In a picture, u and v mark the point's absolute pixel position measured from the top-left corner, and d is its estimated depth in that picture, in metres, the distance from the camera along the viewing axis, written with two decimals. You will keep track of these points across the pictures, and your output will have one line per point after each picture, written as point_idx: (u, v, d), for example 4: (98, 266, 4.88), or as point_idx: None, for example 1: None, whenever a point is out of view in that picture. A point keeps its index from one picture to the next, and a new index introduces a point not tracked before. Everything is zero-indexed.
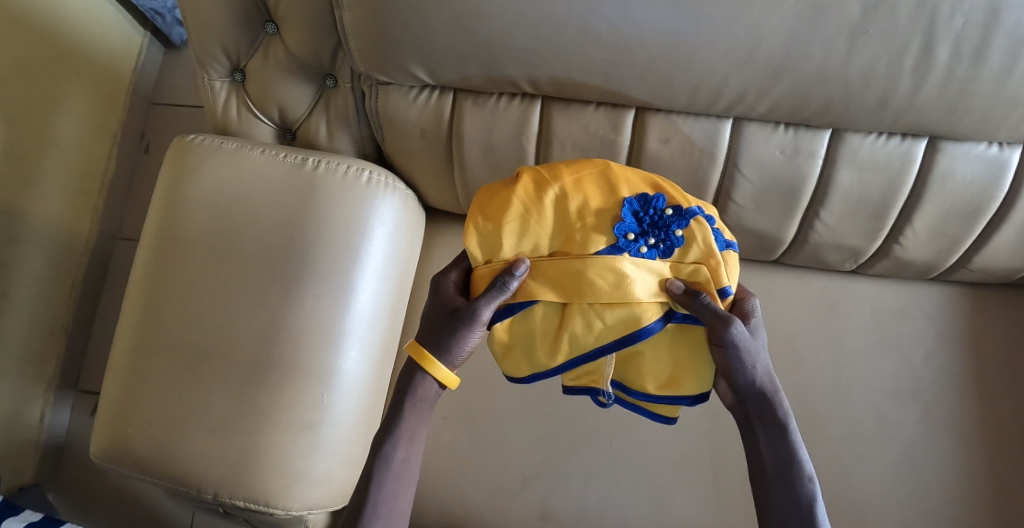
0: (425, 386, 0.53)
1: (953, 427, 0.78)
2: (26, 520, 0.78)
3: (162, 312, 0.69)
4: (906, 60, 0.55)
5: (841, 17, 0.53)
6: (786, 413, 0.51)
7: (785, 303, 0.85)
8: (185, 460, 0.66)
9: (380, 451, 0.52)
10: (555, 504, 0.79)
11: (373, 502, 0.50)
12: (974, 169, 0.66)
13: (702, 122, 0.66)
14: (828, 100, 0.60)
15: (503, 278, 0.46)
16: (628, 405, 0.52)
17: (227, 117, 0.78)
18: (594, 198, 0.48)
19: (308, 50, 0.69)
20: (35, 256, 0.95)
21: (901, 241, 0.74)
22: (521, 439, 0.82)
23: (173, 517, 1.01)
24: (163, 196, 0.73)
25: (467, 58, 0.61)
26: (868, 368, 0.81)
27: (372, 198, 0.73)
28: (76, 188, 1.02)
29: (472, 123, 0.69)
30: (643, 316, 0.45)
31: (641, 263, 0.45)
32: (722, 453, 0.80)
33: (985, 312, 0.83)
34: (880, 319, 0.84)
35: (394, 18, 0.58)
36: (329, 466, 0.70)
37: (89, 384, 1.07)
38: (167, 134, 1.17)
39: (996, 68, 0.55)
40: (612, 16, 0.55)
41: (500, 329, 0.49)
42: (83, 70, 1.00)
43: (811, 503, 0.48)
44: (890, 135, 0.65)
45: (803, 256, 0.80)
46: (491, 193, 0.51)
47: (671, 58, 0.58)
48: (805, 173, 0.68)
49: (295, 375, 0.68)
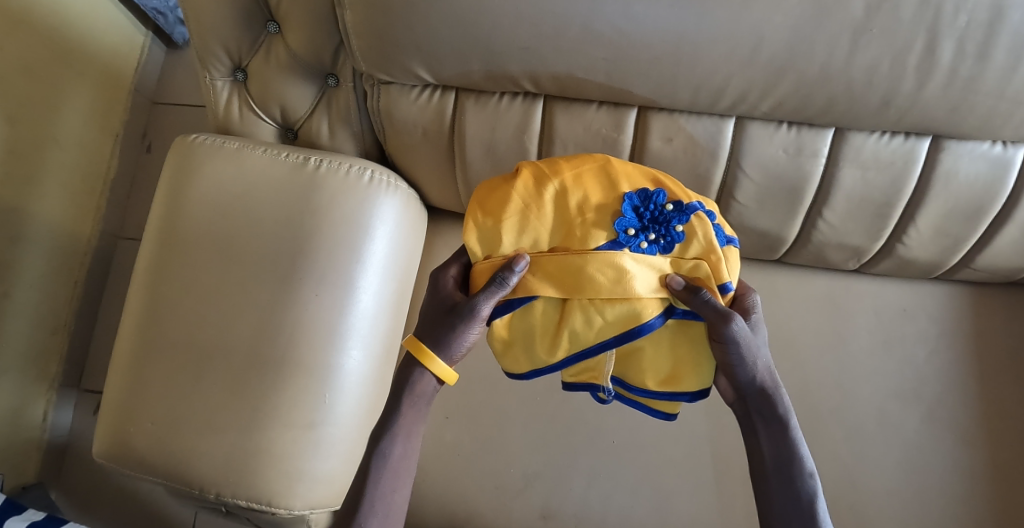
0: (424, 382, 0.53)
1: (956, 427, 0.78)
2: (28, 520, 0.78)
3: (163, 312, 0.69)
4: (909, 59, 0.55)
5: (844, 17, 0.53)
6: (787, 410, 0.50)
7: (787, 302, 0.84)
8: (186, 459, 0.66)
9: (377, 447, 0.52)
10: (557, 503, 0.79)
11: (370, 498, 0.50)
12: (977, 168, 0.66)
13: (704, 122, 0.66)
14: (831, 99, 0.59)
15: (503, 274, 0.46)
16: (628, 401, 0.52)
17: (228, 116, 0.78)
18: (594, 193, 0.48)
19: (310, 49, 0.69)
20: (37, 256, 0.95)
21: (904, 240, 0.74)
22: (523, 438, 0.82)
23: (175, 516, 1.01)
24: (164, 195, 0.73)
25: (469, 57, 0.61)
26: (871, 368, 0.81)
27: (373, 198, 0.73)
28: (77, 188, 1.02)
29: (474, 122, 0.69)
30: (643, 313, 0.45)
31: (641, 258, 0.45)
32: (724, 453, 0.79)
33: (989, 311, 0.83)
34: (883, 319, 0.83)
35: (395, 17, 0.58)
36: (331, 466, 0.70)
37: (91, 383, 1.07)
38: (169, 134, 1.17)
39: (1000, 67, 0.55)
40: (614, 15, 0.55)
41: (500, 324, 0.49)
42: (85, 69, 0.99)
43: (811, 500, 0.48)
44: (893, 134, 0.65)
45: (806, 255, 0.80)
46: (491, 189, 0.50)
47: (674, 57, 0.58)
48: (808, 172, 0.68)
49: (296, 374, 0.68)
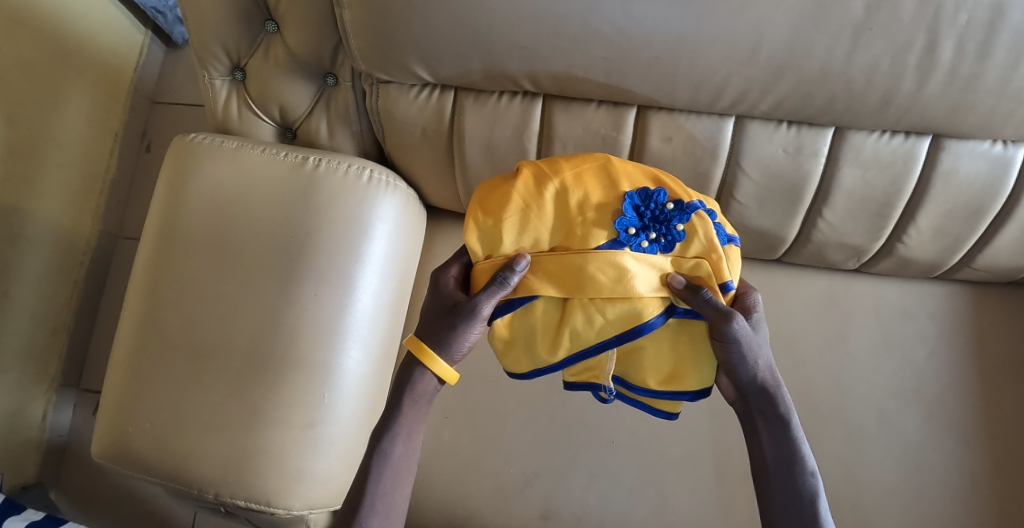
0: (425, 382, 0.53)
1: (957, 427, 0.78)
2: (28, 520, 0.78)
3: (162, 312, 0.69)
4: (909, 57, 0.55)
5: (844, 15, 0.53)
6: (788, 408, 0.50)
7: (787, 302, 0.84)
8: (185, 459, 0.66)
9: (378, 447, 0.52)
10: (557, 503, 0.79)
11: (370, 497, 0.50)
12: (978, 167, 0.66)
13: (704, 121, 0.66)
14: (831, 98, 0.59)
15: (504, 273, 0.46)
16: (629, 401, 0.52)
17: (227, 116, 0.77)
18: (595, 193, 0.47)
19: (308, 48, 0.69)
20: (36, 256, 0.95)
21: (904, 240, 0.74)
22: (522, 438, 0.81)
23: (175, 516, 1.01)
24: (163, 195, 0.73)
25: (468, 57, 0.61)
26: (870, 367, 0.81)
27: (372, 197, 0.73)
28: (77, 187, 1.02)
29: (473, 121, 0.69)
30: (644, 312, 0.45)
31: (642, 257, 0.45)
32: (724, 452, 0.79)
33: (989, 310, 0.83)
34: (883, 318, 0.83)
35: (394, 16, 0.58)
36: (330, 466, 0.70)
37: (90, 383, 1.07)
38: (169, 133, 1.17)
39: (1000, 66, 0.55)
40: (613, 15, 0.55)
41: (501, 324, 0.49)
42: (84, 69, 0.99)
43: (813, 498, 0.48)
44: (893, 133, 0.65)
45: (806, 255, 0.80)
46: (490, 188, 0.50)
47: (673, 55, 0.57)
48: (808, 172, 0.67)
49: (295, 374, 0.68)
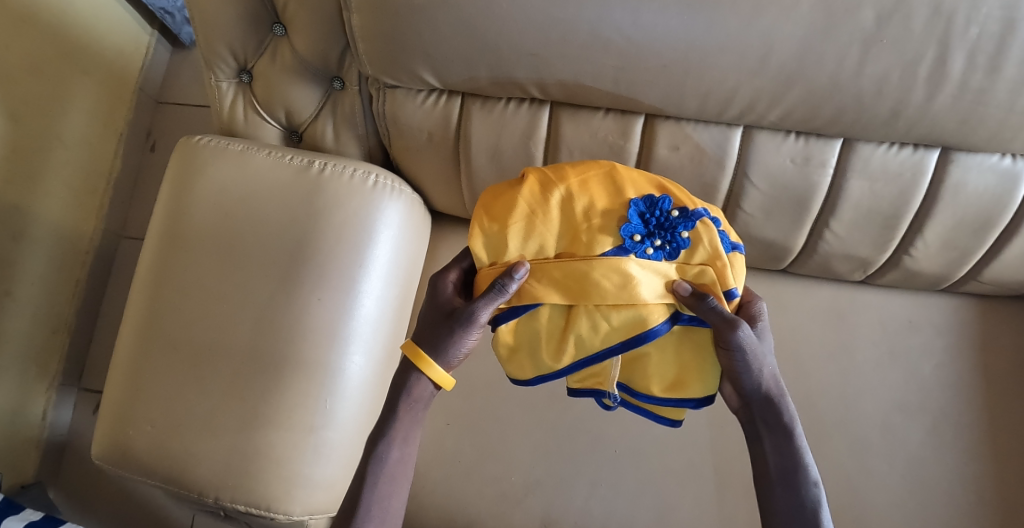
0: (421, 387, 0.52)
1: (961, 441, 0.78)
2: (26, 520, 0.77)
3: (164, 313, 0.69)
4: (920, 69, 0.55)
5: (855, 27, 0.53)
6: (791, 417, 0.50)
7: (792, 312, 0.84)
8: (184, 463, 0.66)
9: (374, 452, 0.52)
10: (558, 511, 0.78)
11: (366, 502, 0.50)
12: (986, 181, 0.65)
13: (713, 130, 0.66)
14: (841, 108, 0.59)
15: (503, 280, 0.45)
16: (633, 407, 0.51)
17: (233, 118, 0.78)
18: (601, 198, 0.47)
19: (316, 52, 0.69)
20: (38, 255, 0.95)
21: (911, 252, 0.74)
22: (524, 445, 0.81)
23: (173, 516, 1.00)
24: (168, 197, 0.73)
25: (476, 63, 0.61)
26: (876, 379, 0.81)
27: (377, 202, 0.73)
28: (82, 187, 1.02)
29: (479, 127, 0.69)
30: (649, 318, 0.44)
31: (647, 264, 0.45)
32: (726, 462, 0.79)
33: (995, 324, 0.83)
34: (889, 330, 0.83)
35: (402, 21, 0.58)
36: (331, 471, 0.69)
37: (91, 382, 1.07)
38: (172, 134, 1.17)
39: (1012, 80, 0.54)
40: (623, 22, 0.55)
41: (506, 330, 0.49)
42: (89, 68, 0.99)
43: (816, 508, 0.47)
44: (902, 145, 0.65)
45: (812, 266, 0.80)
46: (497, 194, 0.50)
47: (683, 65, 0.57)
48: (816, 183, 0.67)
49: (296, 376, 0.68)
